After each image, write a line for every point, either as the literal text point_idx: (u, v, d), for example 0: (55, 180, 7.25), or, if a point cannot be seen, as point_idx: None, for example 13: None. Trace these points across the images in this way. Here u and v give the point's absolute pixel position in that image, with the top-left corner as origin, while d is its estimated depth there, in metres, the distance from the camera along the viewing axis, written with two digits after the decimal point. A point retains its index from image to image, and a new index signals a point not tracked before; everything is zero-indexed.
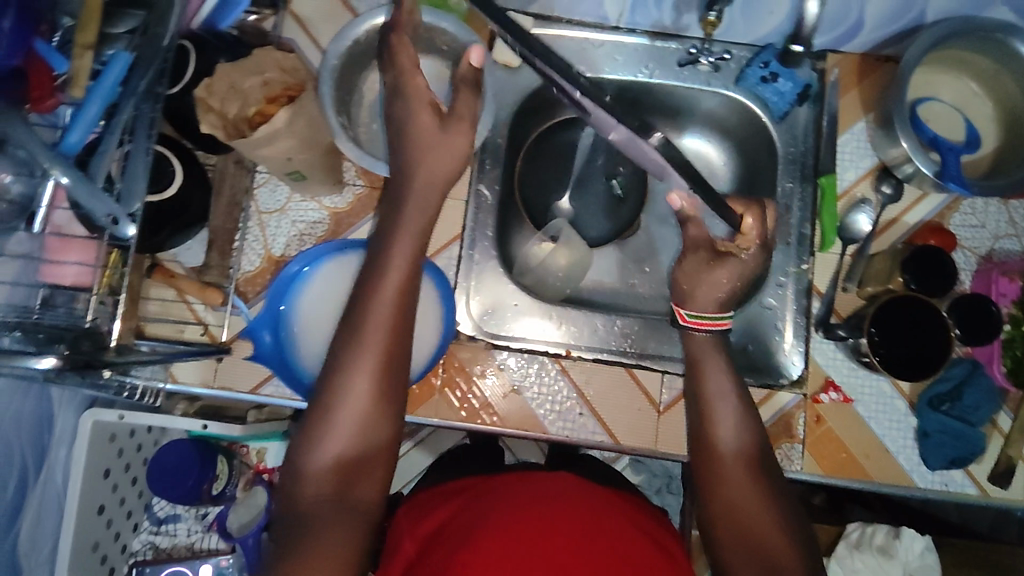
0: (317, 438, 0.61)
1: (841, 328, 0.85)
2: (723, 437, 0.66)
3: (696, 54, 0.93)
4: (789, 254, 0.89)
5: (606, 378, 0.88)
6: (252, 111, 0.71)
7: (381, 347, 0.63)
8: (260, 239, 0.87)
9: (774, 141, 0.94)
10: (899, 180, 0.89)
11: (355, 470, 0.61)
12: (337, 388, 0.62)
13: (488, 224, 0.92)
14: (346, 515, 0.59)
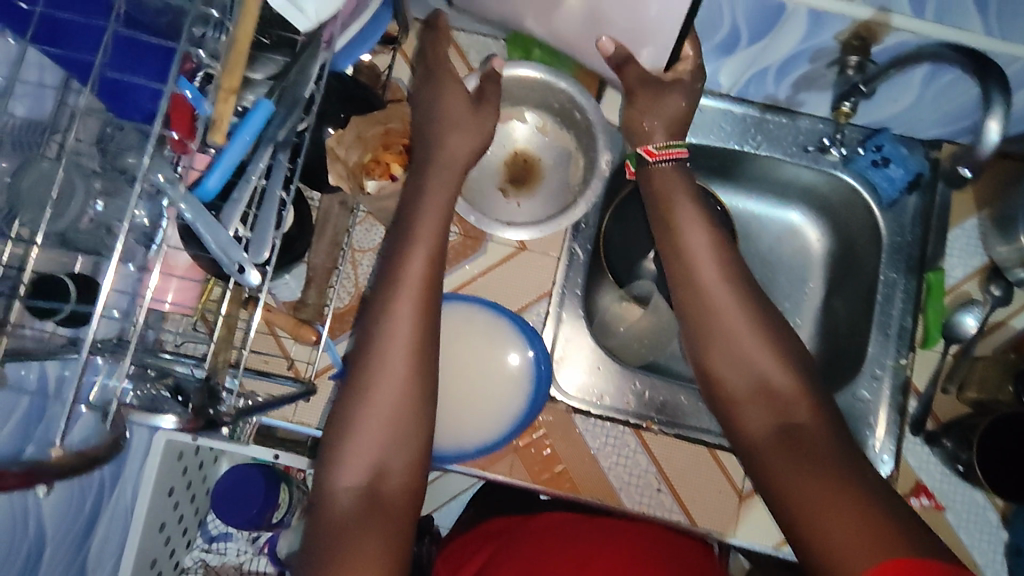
0: (337, 449, 0.63)
1: (945, 438, 0.82)
2: (737, 388, 0.68)
3: (827, 144, 0.90)
4: (887, 347, 0.87)
5: (687, 455, 0.85)
6: (369, 159, 0.77)
7: (398, 347, 0.66)
8: (351, 277, 0.87)
9: (879, 226, 0.91)
10: (1010, 282, 0.86)
11: (380, 475, 0.63)
12: (357, 393, 0.65)
13: (578, 283, 0.90)
14: (376, 521, 0.61)
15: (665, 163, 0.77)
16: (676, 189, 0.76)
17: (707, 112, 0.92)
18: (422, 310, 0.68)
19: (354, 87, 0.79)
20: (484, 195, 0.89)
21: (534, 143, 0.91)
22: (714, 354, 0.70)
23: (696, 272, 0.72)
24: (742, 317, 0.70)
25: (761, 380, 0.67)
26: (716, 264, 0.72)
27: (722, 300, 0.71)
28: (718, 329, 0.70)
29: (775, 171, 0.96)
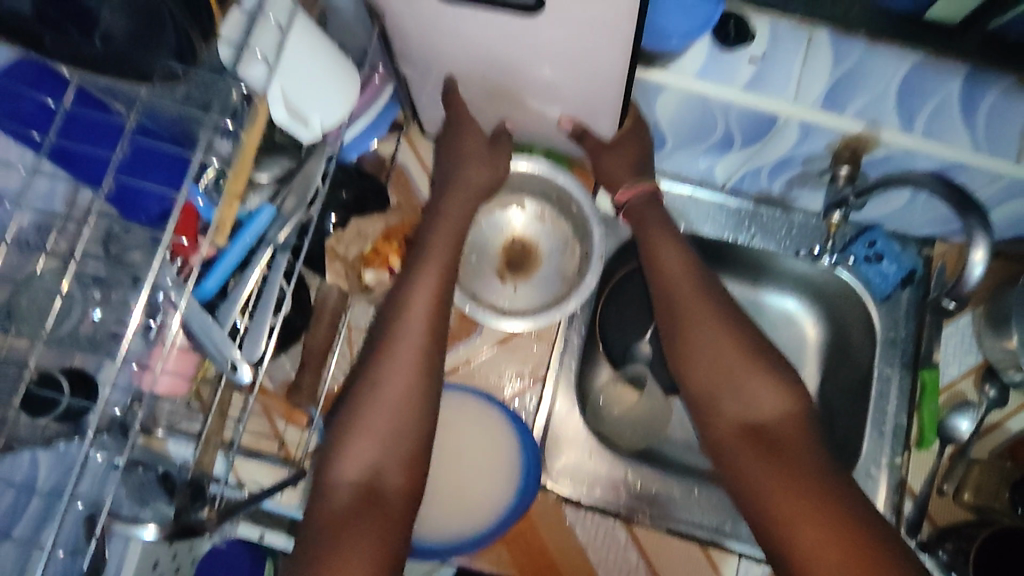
0: (340, 445, 0.66)
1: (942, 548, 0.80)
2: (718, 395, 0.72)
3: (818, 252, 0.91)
4: (882, 445, 0.86)
5: (681, 554, 0.85)
6: (368, 249, 0.81)
7: (407, 352, 0.70)
8: (346, 356, 0.89)
9: (873, 321, 0.91)
10: (1005, 382, 0.85)
11: (379, 471, 0.66)
12: (364, 392, 0.68)
13: (573, 367, 0.90)
14: (372, 514, 0.63)
15: (637, 197, 0.85)
16: (658, 218, 0.84)
17: (704, 205, 0.95)
18: (431, 322, 0.73)
19: (357, 178, 0.82)
20: (481, 282, 0.92)
21: (533, 231, 0.93)
22: (690, 363, 0.75)
23: (674, 287, 0.78)
24: (724, 328, 0.74)
25: (739, 386, 0.71)
26: (693, 281, 0.78)
27: (698, 313, 0.76)
28: (696, 338, 0.75)
29: (772, 261, 0.97)
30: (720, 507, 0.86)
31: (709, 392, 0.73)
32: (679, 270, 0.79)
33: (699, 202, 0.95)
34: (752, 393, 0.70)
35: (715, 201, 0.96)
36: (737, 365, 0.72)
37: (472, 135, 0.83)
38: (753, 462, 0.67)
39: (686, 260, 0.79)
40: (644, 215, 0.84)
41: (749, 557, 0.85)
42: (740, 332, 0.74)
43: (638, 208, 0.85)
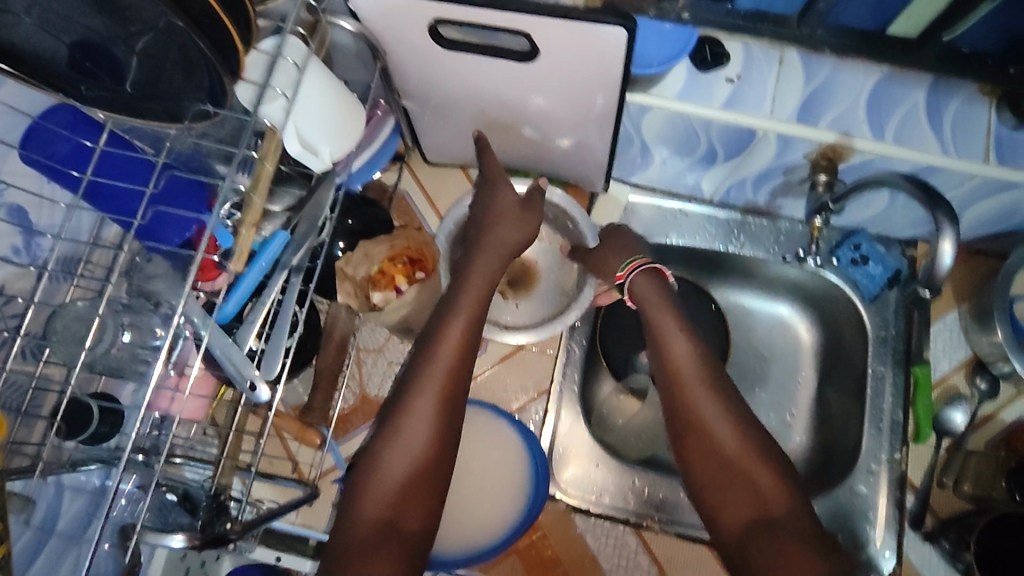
0: (359, 486, 0.65)
1: (943, 537, 0.83)
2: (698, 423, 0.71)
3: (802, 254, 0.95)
4: (881, 441, 0.88)
5: (684, 553, 0.87)
6: (375, 271, 0.82)
7: (433, 393, 0.69)
8: (356, 376, 0.92)
9: (864, 321, 0.94)
10: (995, 375, 0.88)
11: (397, 511, 0.65)
12: (378, 444, 0.67)
13: (576, 378, 0.93)
14: (386, 554, 0.63)
15: (633, 278, 0.80)
16: (663, 304, 0.78)
17: (694, 217, 1.00)
18: (456, 367, 0.70)
19: (363, 205, 0.86)
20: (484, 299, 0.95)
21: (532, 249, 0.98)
22: (702, 464, 0.69)
23: (681, 378, 0.73)
24: (731, 424, 0.70)
25: (755, 484, 0.66)
26: (701, 370, 0.73)
27: (705, 403, 0.71)
28: (709, 435, 0.69)
29: (761, 268, 1.01)
30: None
31: (719, 484, 0.68)
32: (688, 360, 0.74)
33: (689, 215, 1.00)
34: (766, 492, 0.66)
35: (703, 213, 1.00)
36: (751, 463, 0.67)
37: (505, 192, 0.83)
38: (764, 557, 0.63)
39: (694, 346, 0.75)
40: (648, 298, 0.78)
41: None
42: (748, 429, 0.69)
43: (637, 299, 0.79)
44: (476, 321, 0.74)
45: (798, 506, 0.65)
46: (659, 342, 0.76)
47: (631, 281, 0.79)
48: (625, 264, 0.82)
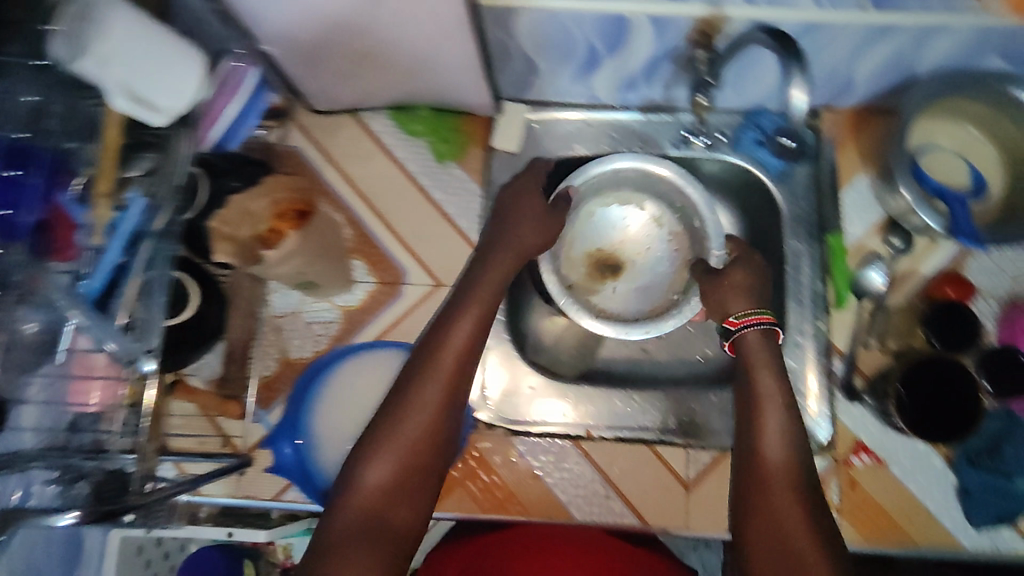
0: (352, 474, 0.63)
1: (866, 393, 0.85)
2: (768, 451, 0.65)
3: (689, 136, 0.95)
4: (804, 315, 0.89)
5: (628, 457, 0.86)
6: (263, 230, 0.76)
7: (433, 387, 0.67)
8: (274, 343, 0.89)
9: (777, 200, 0.93)
10: (907, 231, 0.88)
11: (387, 504, 0.63)
12: (372, 440, 0.65)
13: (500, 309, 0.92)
14: (369, 545, 0.59)
15: (749, 330, 0.74)
16: (775, 395, 0.69)
17: (600, 125, 0.97)
18: (456, 375, 0.68)
19: (240, 164, 0.82)
20: (394, 243, 0.92)
21: (435, 188, 0.94)
22: (751, 491, 0.63)
23: (760, 433, 0.67)
24: (806, 517, 0.60)
25: (792, 538, 0.58)
26: (795, 465, 0.64)
27: (782, 494, 0.61)
28: (776, 525, 0.59)
29: (664, 166, 0.99)
30: (661, 408, 0.90)
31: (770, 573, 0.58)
32: (781, 453, 0.65)
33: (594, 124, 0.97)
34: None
35: (610, 120, 0.97)
36: (815, 558, 0.57)
37: (527, 194, 0.83)
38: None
39: (787, 432, 0.66)
40: (755, 369, 0.72)
41: (697, 445, 0.87)
42: (819, 525, 0.59)
43: (752, 382, 0.71)
44: (477, 346, 0.71)
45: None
46: (754, 406, 0.69)
47: (744, 333, 0.74)
48: (737, 311, 0.76)
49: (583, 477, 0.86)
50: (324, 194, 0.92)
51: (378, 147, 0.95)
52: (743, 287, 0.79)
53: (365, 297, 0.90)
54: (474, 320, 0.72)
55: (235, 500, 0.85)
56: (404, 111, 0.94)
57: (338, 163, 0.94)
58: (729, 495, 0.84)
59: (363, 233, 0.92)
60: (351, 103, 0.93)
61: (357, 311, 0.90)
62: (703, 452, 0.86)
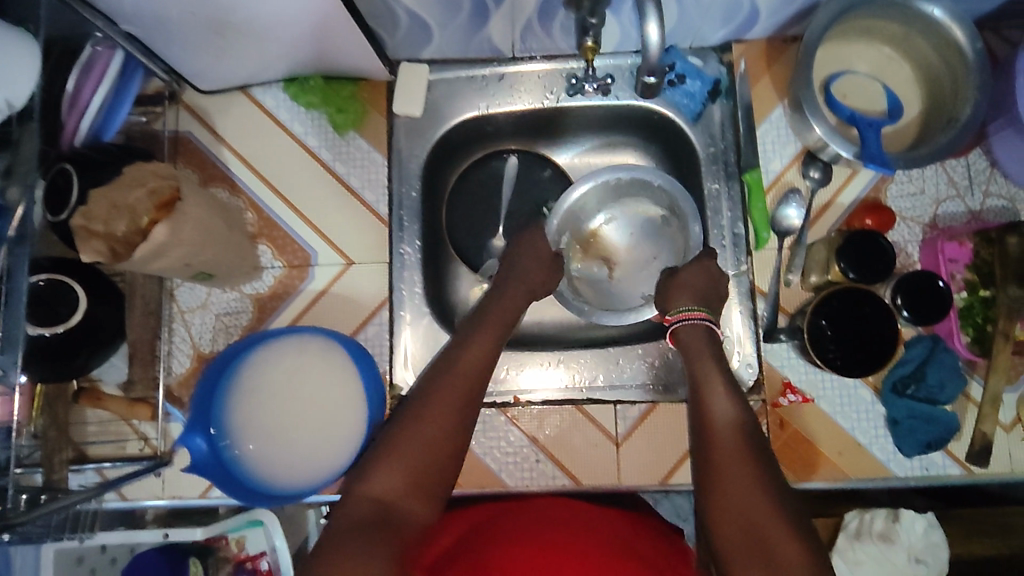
0: (364, 473, 0.64)
1: (782, 332, 0.83)
2: (718, 430, 0.68)
3: (579, 83, 0.90)
4: (726, 258, 0.87)
5: (558, 421, 0.85)
6: (143, 224, 0.66)
7: (455, 391, 0.69)
8: (187, 339, 0.86)
9: (692, 143, 0.90)
10: (825, 162, 0.85)
11: (402, 499, 0.63)
12: (383, 443, 0.66)
13: (415, 280, 0.88)
14: (383, 536, 0.59)
15: (683, 325, 0.78)
16: (713, 376, 0.73)
17: (505, 80, 0.92)
18: (468, 395, 0.70)
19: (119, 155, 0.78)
20: (301, 224, 0.89)
21: (338, 163, 0.90)
22: (717, 466, 0.65)
23: (708, 409, 0.70)
24: (759, 490, 0.62)
25: (750, 512, 0.61)
26: (741, 438, 0.67)
27: (734, 468, 0.64)
28: (739, 496, 0.62)
29: (573, 117, 0.95)
30: (589, 366, 0.88)
31: (736, 546, 0.60)
32: (731, 433, 0.67)
33: (498, 79, 0.92)
34: (781, 555, 0.58)
35: (516, 72, 0.92)
36: (777, 529, 0.60)
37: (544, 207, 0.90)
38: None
39: (737, 410, 0.69)
40: (696, 356, 0.76)
41: (626, 401, 0.86)
42: (777, 497, 0.62)
43: (693, 368, 0.75)
44: (485, 371, 0.73)
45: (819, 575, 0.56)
46: (702, 390, 0.72)
47: (676, 328, 0.78)
48: (672, 308, 0.80)
49: (512, 444, 0.85)
50: (224, 179, 0.90)
51: (275, 124, 0.91)
52: (688, 285, 0.82)
53: (275, 283, 0.88)
54: (481, 349, 0.74)
55: (162, 501, 0.84)
56: (296, 83, 0.88)
57: (234, 146, 0.90)
58: (658, 445, 0.84)
59: (266, 216, 0.89)
60: (239, 80, 0.88)
61: (267, 297, 0.87)
62: (632, 407, 0.85)
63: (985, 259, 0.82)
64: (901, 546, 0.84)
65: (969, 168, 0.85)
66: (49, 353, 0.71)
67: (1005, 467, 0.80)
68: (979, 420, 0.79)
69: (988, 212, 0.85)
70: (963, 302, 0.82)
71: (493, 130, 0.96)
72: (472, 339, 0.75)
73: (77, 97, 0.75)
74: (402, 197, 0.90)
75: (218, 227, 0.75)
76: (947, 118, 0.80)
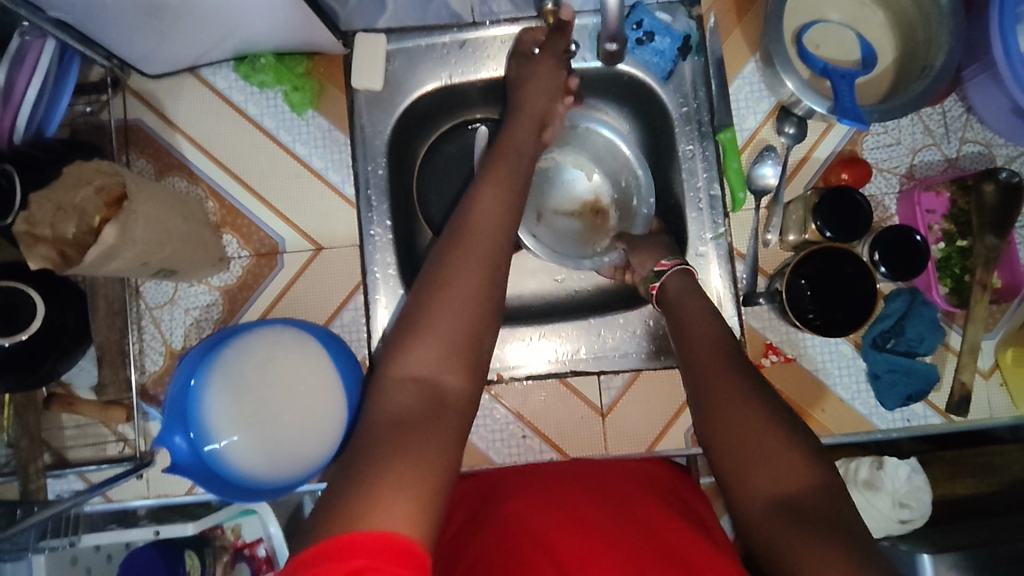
0: (398, 352, 0.60)
1: (762, 296, 0.82)
2: (709, 370, 0.67)
3: None
4: (703, 222, 0.85)
5: (542, 396, 0.85)
6: (94, 226, 0.65)
7: (469, 265, 0.65)
8: (158, 335, 0.84)
9: (664, 103, 0.87)
10: (800, 117, 0.83)
11: (441, 374, 0.59)
12: (415, 320, 0.62)
13: (390, 261, 0.86)
14: (433, 421, 0.55)
15: (669, 273, 0.79)
16: (700, 320, 0.73)
17: (467, 47, 0.89)
18: (492, 257, 0.66)
19: (68, 151, 0.74)
20: (265, 209, 0.86)
21: (299, 144, 0.86)
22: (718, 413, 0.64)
23: (702, 358, 0.69)
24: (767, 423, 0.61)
25: (755, 445, 0.60)
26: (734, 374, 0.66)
27: (732, 408, 0.63)
28: (744, 428, 0.61)
29: None
30: (571, 337, 0.87)
31: (740, 475, 0.60)
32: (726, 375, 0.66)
33: (460, 46, 0.89)
34: (785, 477, 0.57)
35: (478, 38, 0.89)
36: (787, 462, 0.58)
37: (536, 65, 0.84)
38: (806, 544, 0.53)
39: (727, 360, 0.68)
40: (682, 304, 0.76)
41: (610, 371, 0.85)
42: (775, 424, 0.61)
43: (679, 313, 0.75)
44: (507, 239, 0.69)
45: (826, 494, 0.56)
46: (689, 338, 0.72)
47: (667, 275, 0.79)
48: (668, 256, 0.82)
49: (499, 419, 0.84)
50: (181, 168, 0.86)
51: (229, 106, 0.86)
52: (650, 259, 0.84)
53: (243, 273, 0.85)
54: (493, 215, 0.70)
55: (148, 500, 0.86)
56: (247, 62, 0.84)
57: (187, 131, 0.86)
58: (645, 411, 0.84)
59: (228, 203, 0.85)
60: (186, 62, 0.84)
61: (237, 288, 0.85)
62: (616, 376, 0.85)
63: (962, 208, 0.80)
64: (885, 492, 0.85)
65: (945, 115, 0.84)
66: (14, 364, 0.69)
67: (983, 412, 0.81)
68: (959, 369, 0.80)
69: (965, 159, 0.84)
70: (941, 253, 0.82)
71: (459, 99, 0.92)
72: (481, 208, 0.70)
73: (10, 93, 0.71)
74: (367, 175, 0.86)
75: (174, 222, 0.72)
76: (922, 67, 0.78)
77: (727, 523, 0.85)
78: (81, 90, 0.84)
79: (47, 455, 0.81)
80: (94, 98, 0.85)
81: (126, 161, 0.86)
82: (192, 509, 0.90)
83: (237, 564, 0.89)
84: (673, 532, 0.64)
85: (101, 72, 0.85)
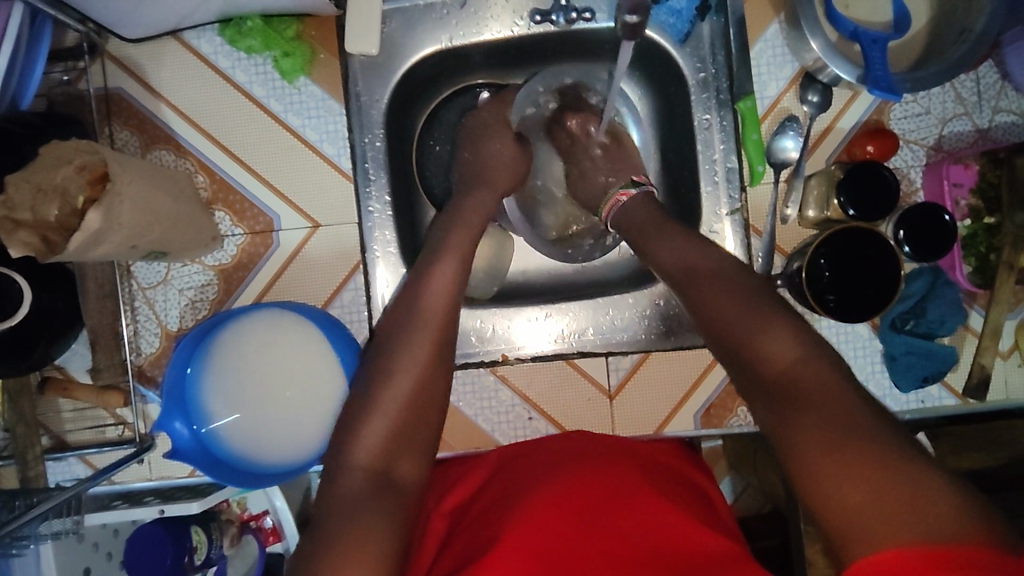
0: (353, 432, 0.61)
1: (779, 278, 0.78)
2: (677, 272, 0.66)
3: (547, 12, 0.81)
4: (718, 197, 0.82)
5: (547, 376, 0.82)
6: (79, 209, 0.61)
7: (419, 343, 0.65)
8: (153, 317, 0.81)
9: (681, 66, 0.82)
10: (825, 84, 0.78)
11: (393, 454, 0.60)
12: (372, 398, 0.62)
13: (388, 224, 0.84)
14: (384, 499, 0.56)
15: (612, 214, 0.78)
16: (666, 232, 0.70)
17: (468, 5, 0.82)
18: (447, 332, 0.66)
19: (45, 126, 0.71)
20: (256, 183, 0.81)
21: (291, 115, 0.81)
22: (704, 311, 0.62)
23: (675, 267, 0.67)
24: (736, 301, 0.60)
25: (733, 347, 0.59)
26: (706, 265, 0.64)
27: (712, 297, 0.62)
28: (801, 404, 0.52)
29: (547, 45, 0.86)
30: (579, 317, 0.85)
31: (736, 357, 0.59)
32: (677, 268, 0.66)
33: (462, 4, 0.82)
34: (764, 358, 0.56)
35: None
36: (760, 331, 0.57)
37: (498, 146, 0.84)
38: (808, 434, 0.51)
39: (688, 250, 0.66)
40: (633, 228, 0.74)
41: (617, 352, 0.83)
42: (749, 298, 0.60)
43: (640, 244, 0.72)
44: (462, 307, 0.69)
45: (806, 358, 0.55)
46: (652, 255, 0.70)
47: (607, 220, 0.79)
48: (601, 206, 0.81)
49: (506, 401, 0.83)
50: (168, 140, 0.81)
51: (215, 73, 0.81)
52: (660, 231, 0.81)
53: (238, 252, 0.82)
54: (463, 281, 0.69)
55: (151, 482, 0.84)
56: (232, 24, 0.78)
57: (172, 100, 0.81)
58: (652, 395, 0.82)
59: (219, 177, 0.81)
60: (168, 25, 0.78)
61: (232, 267, 0.82)
62: (624, 358, 0.82)
63: (991, 182, 0.76)
64: None
65: (979, 82, 0.79)
66: (3, 351, 0.66)
67: (1000, 395, 0.80)
68: (979, 352, 0.78)
69: (997, 130, 0.79)
70: (967, 231, 0.78)
71: (462, 63, 0.87)
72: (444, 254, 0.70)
73: None
74: (366, 147, 0.83)
75: (163, 203, 0.68)
76: (959, 30, 0.72)
77: (728, 487, 0.90)
78: (57, 56, 0.79)
79: (46, 438, 0.79)
80: (71, 65, 0.79)
81: (109, 132, 0.81)
82: (197, 486, 0.86)
83: (244, 536, 0.90)
84: (677, 526, 0.61)
85: (77, 36, 0.79)
